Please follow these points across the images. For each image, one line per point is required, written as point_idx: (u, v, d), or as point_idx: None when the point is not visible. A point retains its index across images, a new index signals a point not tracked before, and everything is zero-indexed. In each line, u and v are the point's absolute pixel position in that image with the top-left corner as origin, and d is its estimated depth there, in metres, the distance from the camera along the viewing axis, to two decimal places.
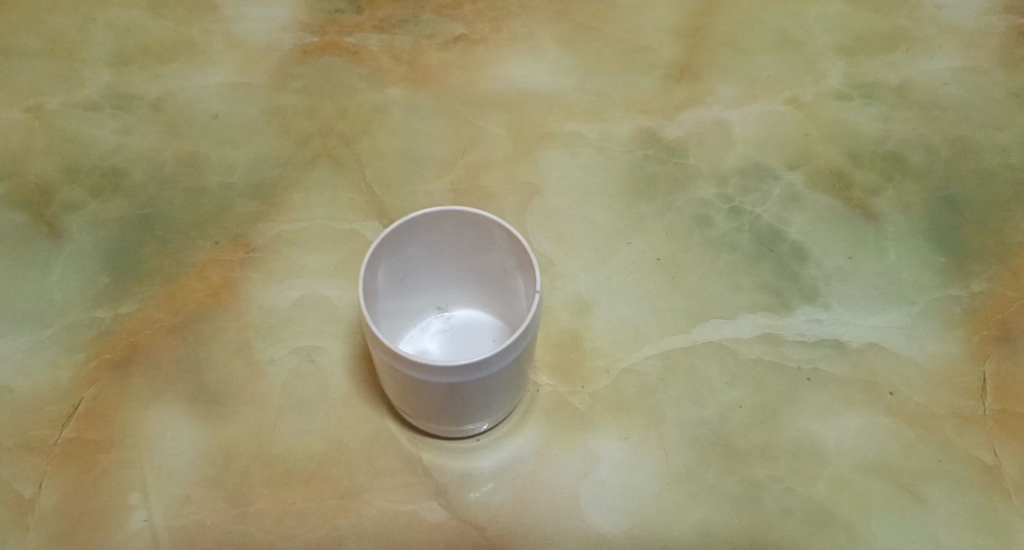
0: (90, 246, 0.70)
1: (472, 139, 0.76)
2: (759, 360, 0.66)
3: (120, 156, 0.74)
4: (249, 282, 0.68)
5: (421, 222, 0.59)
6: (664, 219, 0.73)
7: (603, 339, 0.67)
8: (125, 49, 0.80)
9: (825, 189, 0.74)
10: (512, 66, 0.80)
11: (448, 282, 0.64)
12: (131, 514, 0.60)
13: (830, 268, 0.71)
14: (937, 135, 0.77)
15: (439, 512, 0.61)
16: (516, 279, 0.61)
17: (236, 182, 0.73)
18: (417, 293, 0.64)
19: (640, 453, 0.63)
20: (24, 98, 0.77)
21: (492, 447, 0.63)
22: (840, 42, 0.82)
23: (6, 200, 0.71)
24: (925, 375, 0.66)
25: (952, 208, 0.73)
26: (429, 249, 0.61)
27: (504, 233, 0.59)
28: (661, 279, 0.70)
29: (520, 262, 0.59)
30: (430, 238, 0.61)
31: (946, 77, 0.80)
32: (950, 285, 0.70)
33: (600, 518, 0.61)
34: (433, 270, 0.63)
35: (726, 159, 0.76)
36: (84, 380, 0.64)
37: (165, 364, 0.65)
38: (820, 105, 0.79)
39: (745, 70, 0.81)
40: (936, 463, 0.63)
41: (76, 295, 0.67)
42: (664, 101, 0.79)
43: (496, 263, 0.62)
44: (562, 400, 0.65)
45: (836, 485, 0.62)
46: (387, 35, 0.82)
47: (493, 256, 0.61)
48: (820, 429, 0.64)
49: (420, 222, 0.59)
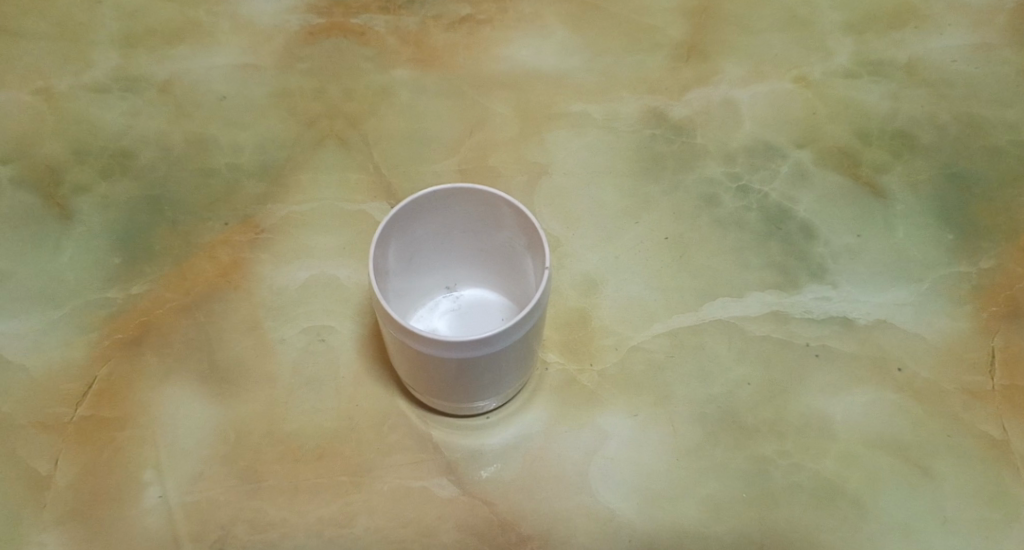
0: (101, 227, 0.70)
1: (480, 119, 0.76)
2: (767, 337, 0.66)
3: (130, 139, 0.75)
4: (259, 263, 0.69)
5: (431, 200, 0.59)
6: (672, 198, 0.73)
7: (611, 317, 0.67)
8: (133, 32, 0.80)
9: (833, 167, 0.74)
10: (518, 47, 0.80)
11: (456, 261, 0.65)
12: (145, 491, 0.61)
13: (838, 245, 0.71)
14: (945, 113, 0.77)
15: (449, 489, 0.61)
16: (525, 257, 0.61)
17: (245, 164, 0.74)
18: (426, 272, 0.65)
19: (648, 430, 0.63)
20: (34, 82, 0.77)
21: (501, 424, 0.64)
22: (847, 19, 0.82)
23: (17, 182, 0.72)
24: (934, 351, 0.66)
25: (960, 185, 0.73)
26: (438, 227, 0.62)
27: (512, 211, 0.59)
28: (669, 258, 0.70)
29: (529, 240, 0.59)
30: (439, 217, 0.61)
31: (955, 54, 0.80)
32: (958, 262, 0.70)
33: (610, 494, 0.61)
34: (442, 249, 0.64)
35: (732, 138, 0.76)
36: (98, 359, 0.65)
37: (177, 343, 0.66)
38: (827, 83, 0.79)
39: (752, 49, 0.80)
40: (945, 438, 0.63)
41: (88, 276, 0.68)
42: (670, 81, 0.79)
43: (504, 242, 0.62)
44: (570, 378, 0.65)
45: (843, 460, 0.62)
46: (393, 17, 0.82)
47: (501, 234, 0.62)
48: (828, 405, 0.64)
49: (429, 201, 0.59)
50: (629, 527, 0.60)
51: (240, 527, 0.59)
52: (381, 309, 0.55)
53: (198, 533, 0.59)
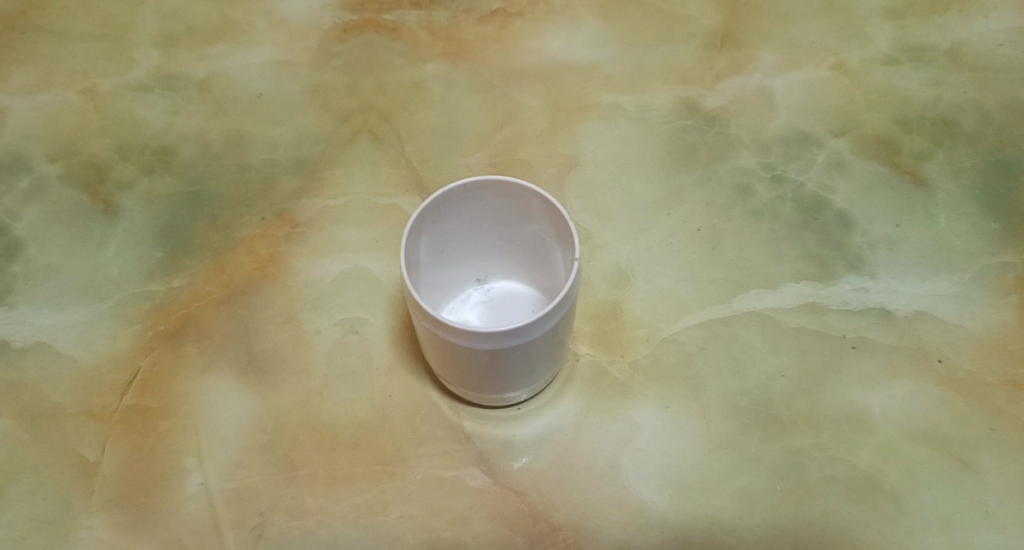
0: (144, 222, 0.72)
1: (511, 112, 0.77)
2: (802, 329, 0.66)
3: (171, 137, 0.77)
4: (295, 256, 0.70)
5: (461, 193, 0.60)
6: (705, 189, 0.72)
7: (643, 309, 0.67)
8: (172, 31, 0.82)
9: (871, 155, 0.73)
10: (549, 39, 0.80)
11: (486, 253, 0.65)
12: (188, 478, 0.62)
13: (875, 236, 0.69)
14: (990, 99, 0.75)
15: (481, 479, 0.62)
16: (555, 250, 0.61)
17: (282, 159, 0.75)
18: (456, 265, 0.65)
19: (681, 422, 0.63)
20: (80, 82, 0.80)
21: (533, 416, 0.64)
22: (886, 4, 0.80)
23: (65, 180, 0.75)
24: (975, 342, 0.65)
25: (1006, 172, 0.71)
26: (467, 221, 0.62)
27: (543, 203, 0.59)
28: (702, 249, 0.70)
29: (558, 233, 0.59)
30: (470, 211, 0.61)
31: (1000, 38, 0.78)
32: (1003, 251, 0.68)
33: (642, 486, 0.61)
34: (471, 242, 0.64)
35: (767, 127, 0.75)
36: (141, 350, 0.67)
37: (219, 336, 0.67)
38: (864, 70, 0.77)
39: (788, 37, 0.79)
40: (987, 431, 0.62)
41: (131, 270, 0.70)
42: (703, 70, 0.78)
43: (535, 235, 0.62)
44: (602, 370, 0.65)
45: (882, 453, 0.61)
46: (425, 12, 0.83)
47: (531, 227, 0.62)
48: (865, 398, 0.63)
49: (460, 193, 0.60)
50: (661, 519, 0.60)
51: (279, 514, 0.61)
52: (411, 301, 0.56)
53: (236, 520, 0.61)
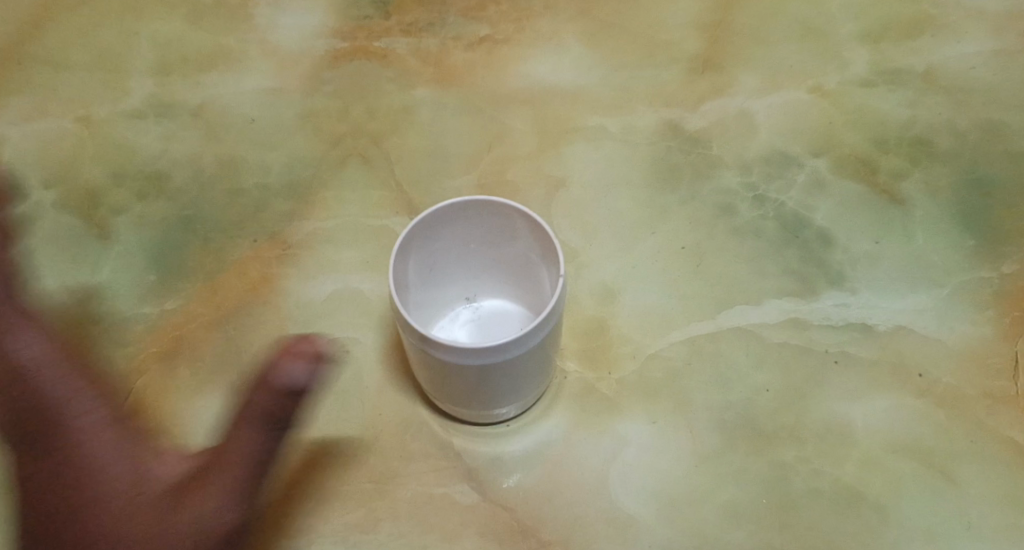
0: (138, 246, 0.74)
1: (499, 135, 0.78)
2: (785, 344, 0.67)
3: (164, 163, 0.78)
4: (287, 278, 0.71)
5: (447, 212, 0.61)
6: (689, 208, 0.74)
7: (629, 326, 0.68)
8: (167, 59, 0.84)
9: (850, 175, 0.75)
10: (536, 64, 0.82)
11: (475, 272, 0.66)
12: None
13: (855, 252, 0.71)
14: (964, 120, 0.77)
15: (471, 495, 0.62)
16: (541, 268, 0.62)
17: (274, 183, 0.76)
18: (445, 283, 0.66)
19: (668, 436, 0.64)
20: (76, 110, 0.81)
21: (521, 432, 0.65)
22: (863, 29, 0.82)
23: (60, 205, 0.76)
24: (955, 357, 0.66)
25: (981, 190, 0.73)
26: (456, 240, 0.63)
27: (528, 220, 0.60)
28: (687, 267, 0.71)
29: (544, 250, 0.61)
30: (458, 230, 0.63)
31: (973, 61, 0.80)
32: (980, 267, 0.69)
33: (629, 500, 0.62)
34: (459, 261, 0.65)
35: (749, 148, 0.76)
36: (134, 372, 0.68)
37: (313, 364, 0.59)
38: (843, 92, 0.79)
39: (768, 61, 0.81)
40: (968, 443, 0.63)
41: (125, 293, 0.71)
42: (686, 93, 0.80)
43: (522, 253, 0.63)
44: (589, 386, 0.66)
45: (865, 466, 0.62)
46: (415, 39, 0.84)
47: (517, 244, 0.63)
48: (848, 411, 0.64)
49: (446, 211, 0.61)
50: (649, 534, 0.61)
51: (269, 533, 0.61)
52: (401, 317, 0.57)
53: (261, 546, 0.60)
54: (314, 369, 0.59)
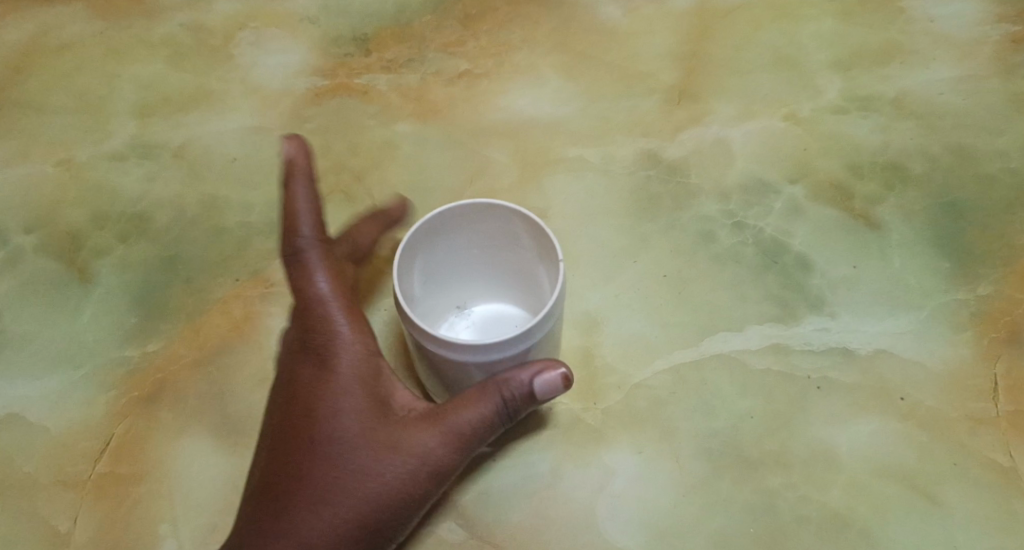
0: (120, 288, 0.73)
1: (480, 169, 0.79)
2: (768, 370, 0.67)
3: (146, 204, 0.78)
4: (271, 315, 0.71)
5: (442, 221, 0.61)
6: (670, 236, 0.74)
7: (613, 355, 0.69)
8: (148, 101, 0.84)
9: (827, 200, 0.76)
10: (515, 97, 0.83)
11: (467, 279, 0.67)
12: (162, 544, 0.63)
13: (835, 277, 0.72)
14: (937, 143, 0.78)
15: (458, 532, 0.62)
16: (537, 269, 0.63)
17: (256, 221, 0.77)
18: (437, 294, 0.66)
19: (654, 466, 0.64)
20: (57, 153, 0.81)
21: (508, 465, 0.65)
22: (835, 57, 0.84)
23: (42, 250, 0.76)
24: (935, 379, 0.66)
25: (955, 213, 0.74)
26: (449, 248, 0.64)
27: (524, 225, 0.61)
28: (669, 294, 0.71)
29: (541, 251, 0.62)
30: (450, 239, 0.63)
31: (943, 86, 0.81)
32: (957, 289, 0.70)
33: (617, 533, 0.62)
34: (451, 270, 0.66)
35: (727, 176, 0.77)
36: (116, 416, 0.67)
37: (531, 388, 0.58)
38: (817, 119, 0.80)
39: (744, 90, 0.82)
40: (951, 465, 0.63)
41: (107, 336, 0.71)
42: (663, 123, 0.81)
43: (515, 256, 0.64)
44: (575, 417, 0.66)
45: (850, 491, 0.63)
46: (395, 75, 0.85)
47: (511, 248, 0.64)
48: (832, 436, 0.65)
49: (442, 221, 0.61)
50: None
51: None
52: (413, 320, 0.58)
53: (384, 523, 0.58)
54: (531, 391, 0.58)
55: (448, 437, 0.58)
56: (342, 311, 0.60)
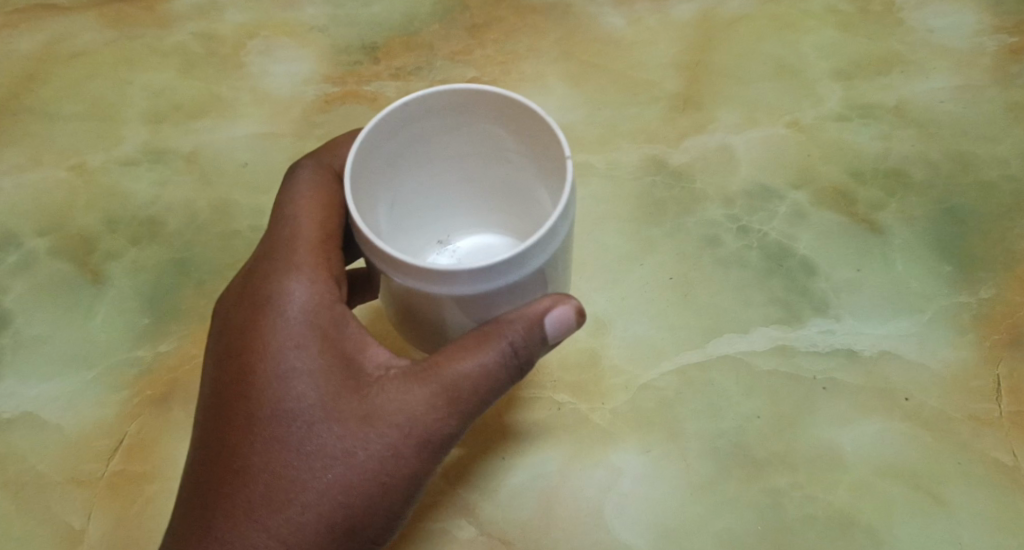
0: (131, 290, 0.74)
1: None
2: (772, 371, 0.68)
3: (157, 208, 0.79)
4: None
5: (417, 144, 0.58)
6: (675, 241, 0.75)
7: (620, 356, 0.70)
8: (158, 107, 0.85)
9: (830, 206, 0.77)
10: None
11: (448, 210, 0.65)
12: None
13: (839, 280, 0.73)
14: (936, 151, 0.80)
15: (469, 530, 0.63)
16: (526, 191, 0.61)
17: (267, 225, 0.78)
18: (415, 231, 0.64)
19: (662, 466, 0.65)
20: (69, 159, 0.82)
21: (517, 465, 0.66)
22: (835, 67, 0.85)
23: (54, 253, 0.76)
24: (939, 381, 0.67)
25: (956, 218, 0.76)
26: (428, 177, 0.61)
27: (505, 139, 0.58)
28: (675, 297, 0.72)
29: (527, 160, 0.58)
30: (428, 169, 0.60)
31: (942, 96, 0.83)
32: (959, 292, 0.71)
33: (626, 531, 0.63)
34: (430, 202, 0.63)
35: (731, 183, 0.79)
36: (128, 416, 0.68)
37: (535, 327, 0.54)
38: (819, 127, 0.82)
39: (747, 98, 0.83)
40: (955, 464, 0.64)
41: (118, 337, 0.72)
42: (668, 130, 0.82)
43: (497, 176, 0.62)
44: (583, 417, 0.67)
45: (857, 491, 0.64)
46: (403, 83, 0.86)
47: (495, 169, 0.61)
48: (838, 436, 0.66)
49: (415, 146, 0.58)
50: None
51: None
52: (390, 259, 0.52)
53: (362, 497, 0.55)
54: (537, 328, 0.54)
55: (429, 398, 0.55)
56: (307, 256, 0.58)
